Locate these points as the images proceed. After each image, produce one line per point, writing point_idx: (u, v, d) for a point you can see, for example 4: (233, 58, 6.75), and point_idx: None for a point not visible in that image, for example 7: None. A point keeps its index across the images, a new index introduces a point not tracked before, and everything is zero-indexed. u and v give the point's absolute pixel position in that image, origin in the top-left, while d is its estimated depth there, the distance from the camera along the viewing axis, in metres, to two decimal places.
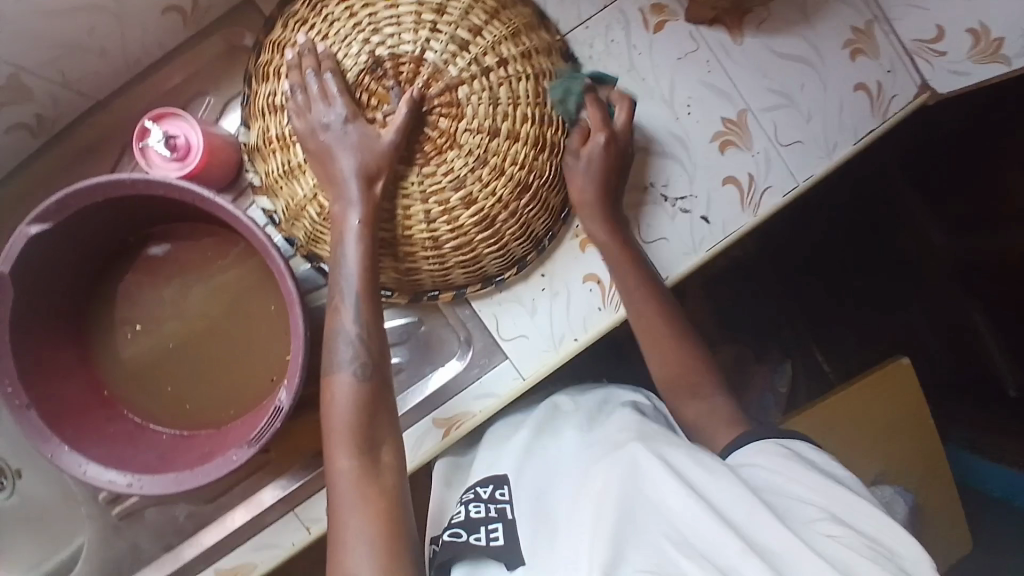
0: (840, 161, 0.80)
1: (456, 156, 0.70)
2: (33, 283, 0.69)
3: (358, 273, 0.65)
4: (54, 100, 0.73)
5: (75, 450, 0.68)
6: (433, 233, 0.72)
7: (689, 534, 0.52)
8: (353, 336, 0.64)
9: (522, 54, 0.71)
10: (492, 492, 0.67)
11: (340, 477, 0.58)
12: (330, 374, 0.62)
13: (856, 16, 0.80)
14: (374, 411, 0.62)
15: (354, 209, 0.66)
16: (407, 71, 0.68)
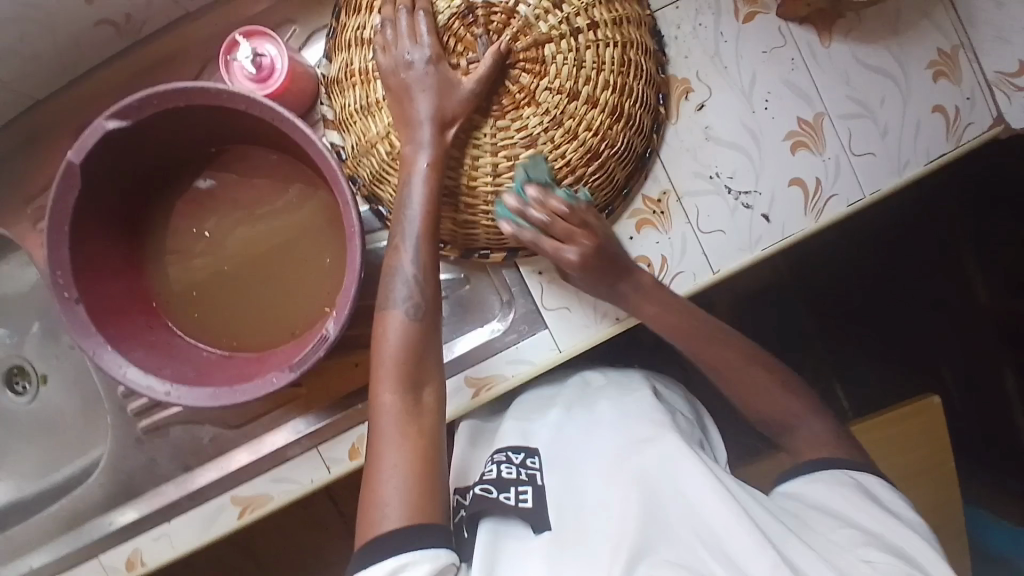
0: (909, 181, 0.79)
1: (533, 113, 0.70)
2: (103, 179, 0.69)
3: (422, 217, 0.65)
4: (145, 3, 0.74)
5: (117, 350, 0.68)
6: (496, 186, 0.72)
7: (722, 537, 0.55)
8: (409, 274, 0.63)
9: (612, 21, 0.71)
10: (524, 458, 0.68)
11: (385, 413, 0.57)
12: (383, 310, 0.62)
13: (943, 39, 0.79)
14: (423, 352, 0.61)
15: (423, 150, 0.66)
16: (497, 22, 0.69)
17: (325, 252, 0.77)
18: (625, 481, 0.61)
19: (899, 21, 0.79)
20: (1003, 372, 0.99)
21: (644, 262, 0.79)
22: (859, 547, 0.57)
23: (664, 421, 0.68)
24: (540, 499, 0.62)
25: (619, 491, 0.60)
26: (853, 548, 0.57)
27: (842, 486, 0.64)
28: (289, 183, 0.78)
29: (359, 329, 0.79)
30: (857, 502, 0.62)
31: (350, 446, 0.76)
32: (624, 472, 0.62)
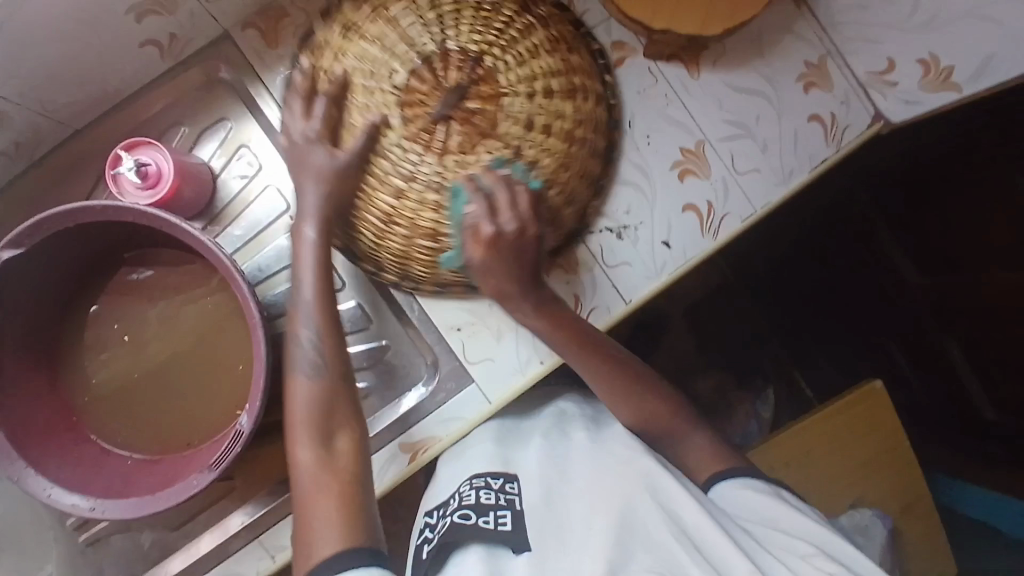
0: (797, 189, 0.83)
1: (458, 153, 0.68)
2: (7, 306, 0.70)
3: (313, 280, 0.65)
4: (33, 126, 0.75)
5: (40, 473, 0.68)
6: (413, 220, 0.70)
7: (698, 548, 0.63)
8: (307, 336, 0.64)
9: (554, 72, 0.71)
10: (504, 484, 0.71)
11: (301, 470, 0.60)
12: (289, 373, 0.63)
13: (809, 51, 0.84)
14: (334, 399, 0.63)
15: (308, 219, 0.67)
16: (444, 63, 0.68)
17: (238, 358, 0.78)
18: (604, 505, 0.68)
19: (762, 42, 0.83)
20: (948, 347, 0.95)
21: (558, 305, 0.80)
22: (814, 557, 0.63)
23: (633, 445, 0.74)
24: (517, 521, 0.66)
25: (598, 514, 0.67)
26: (812, 561, 0.62)
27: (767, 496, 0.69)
28: (197, 282, 0.79)
29: (285, 411, 0.79)
30: (788, 513, 0.68)
31: (291, 532, 0.77)
32: (598, 500, 0.69)
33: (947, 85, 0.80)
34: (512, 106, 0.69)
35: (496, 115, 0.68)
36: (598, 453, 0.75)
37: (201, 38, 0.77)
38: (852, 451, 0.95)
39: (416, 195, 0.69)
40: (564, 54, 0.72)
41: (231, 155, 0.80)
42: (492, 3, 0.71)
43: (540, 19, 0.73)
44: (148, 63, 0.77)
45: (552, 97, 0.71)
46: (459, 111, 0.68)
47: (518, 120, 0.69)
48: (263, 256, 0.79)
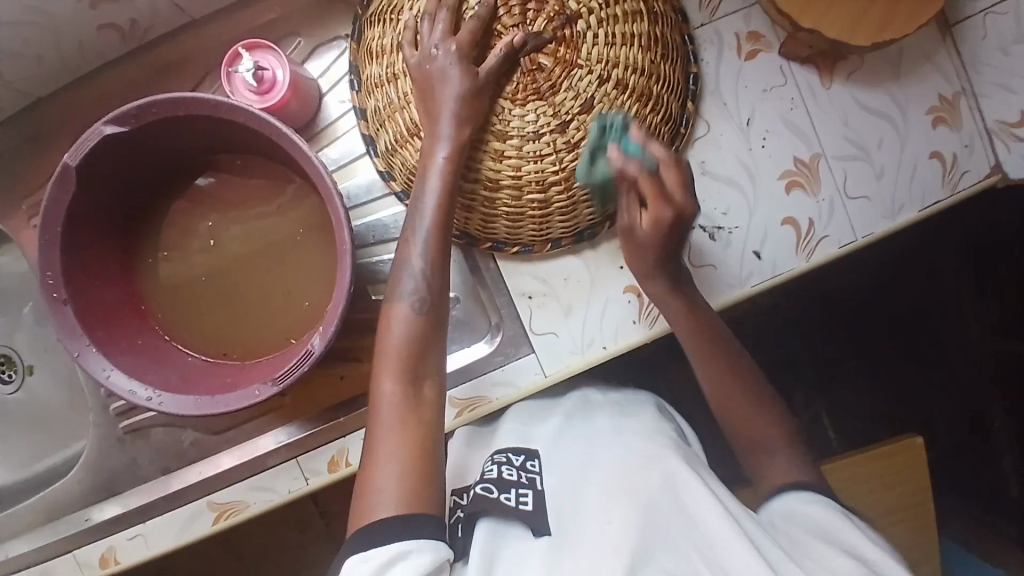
0: (902, 226, 0.80)
1: (507, 99, 0.68)
2: (99, 182, 0.69)
3: (433, 212, 0.64)
4: (152, 8, 0.74)
5: (103, 353, 0.68)
6: (495, 173, 0.70)
7: (721, 557, 0.55)
8: (417, 269, 0.63)
9: (644, 39, 0.70)
10: (525, 461, 0.67)
11: (385, 404, 0.58)
12: (390, 300, 0.62)
13: (945, 85, 0.80)
14: (429, 343, 0.61)
15: (442, 143, 0.65)
16: (537, 15, 0.67)
17: (306, 295, 0.77)
18: (625, 493, 0.61)
19: (900, 65, 0.79)
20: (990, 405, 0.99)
21: (634, 291, 0.78)
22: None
23: (666, 437, 0.68)
24: (540, 503, 0.62)
25: (618, 504, 0.60)
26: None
27: (825, 512, 0.62)
28: (280, 197, 0.78)
29: (347, 340, 0.79)
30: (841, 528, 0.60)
31: (330, 459, 0.76)
32: (620, 486, 0.62)
33: None
34: (585, 78, 0.67)
35: (565, 80, 0.67)
36: (624, 434, 0.70)
37: None
38: (883, 500, 0.92)
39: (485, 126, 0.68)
40: (654, 55, 0.71)
41: (339, 79, 0.79)
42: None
43: (652, 12, 0.71)
44: None
45: (630, 85, 0.69)
46: (529, 60, 0.67)
47: (581, 94, 0.68)
48: (353, 184, 0.80)
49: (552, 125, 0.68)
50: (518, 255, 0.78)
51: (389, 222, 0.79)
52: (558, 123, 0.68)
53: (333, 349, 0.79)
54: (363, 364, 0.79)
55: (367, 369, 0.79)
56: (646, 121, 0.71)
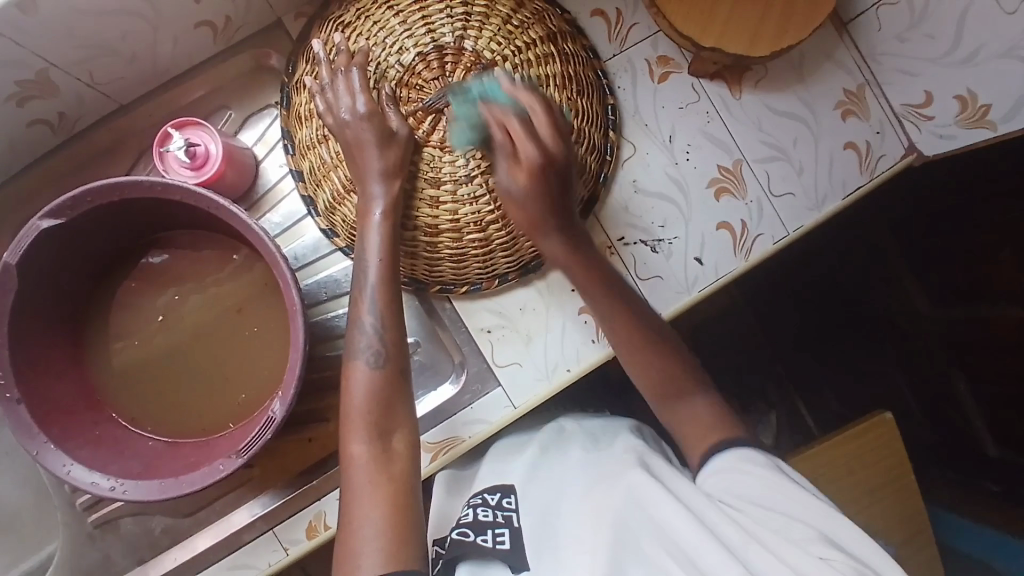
0: (830, 215, 0.84)
1: (435, 147, 0.71)
2: (41, 278, 0.69)
3: (378, 270, 0.66)
4: (78, 99, 0.74)
5: (61, 449, 0.67)
6: (432, 219, 0.72)
7: (691, 555, 0.52)
8: (369, 326, 0.65)
9: (560, 77, 0.73)
10: (500, 499, 0.68)
11: (354, 464, 0.58)
12: (349, 361, 0.64)
13: (848, 80, 0.85)
14: (393, 398, 0.63)
15: (376, 201, 0.67)
16: (452, 64, 0.70)
17: (241, 389, 0.78)
18: (598, 511, 0.61)
19: (803, 67, 0.84)
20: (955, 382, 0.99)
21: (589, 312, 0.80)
22: (814, 545, 0.50)
23: (637, 448, 0.68)
24: (516, 539, 0.62)
25: (591, 522, 0.61)
26: (804, 546, 0.50)
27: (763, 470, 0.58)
28: (221, 273, 0.79)
29: (311, 402, 0.79)
30: (783, 486, 0.56)
31: (307, 524, 0.75)
32: (594, 510, 0.61)
33: (981, 122, 0.83)
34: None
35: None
36: (599, 457, 0.70)
37: (256, 23, 0.78)
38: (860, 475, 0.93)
39: (417, 176, 0.71)
40: (571, 92, 0.74)
41: (274, 146, 0.81)
42: (521, 22, 0.73)
43: (564, 53, 0.75)
44: (201, 44, 0.76)
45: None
46: (451, 110, 0.70)
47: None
48: (299, 246, 0.81)
49: (482, 168, 0.71)
50: (468, 294, 0.79)
51: (340, 276, 0.80)
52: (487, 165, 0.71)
53: (299, 413, 0.79)
54: (331, 423, 0.79)
55: (335, 429, 0.79)
56: (571, 154, 0.75)
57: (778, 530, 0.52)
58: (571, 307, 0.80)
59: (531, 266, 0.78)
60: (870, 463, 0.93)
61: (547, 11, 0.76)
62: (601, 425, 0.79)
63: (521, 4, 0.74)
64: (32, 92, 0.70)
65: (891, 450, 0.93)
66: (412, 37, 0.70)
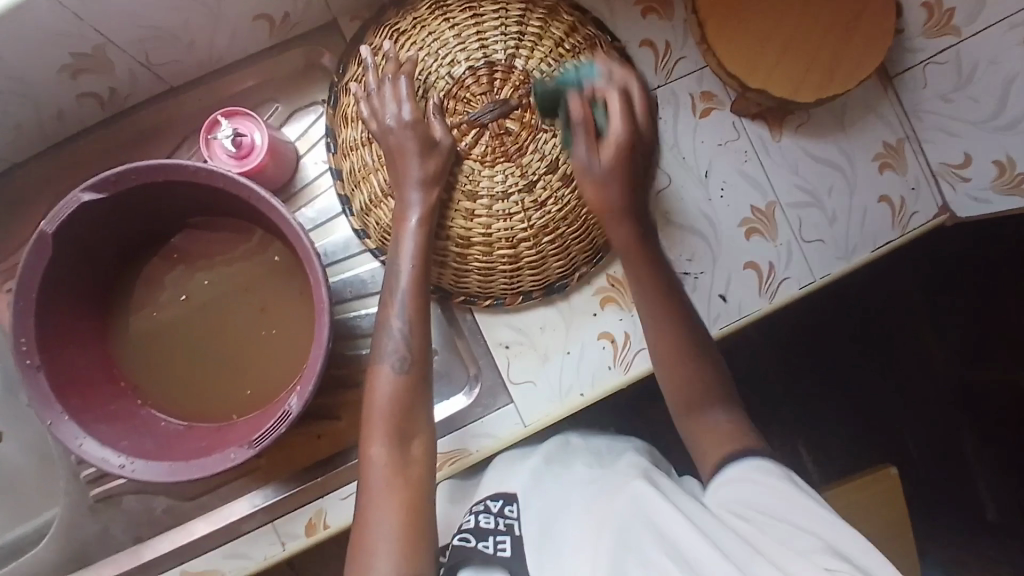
0: (857, 266, 0.84)
1: (476, 160, 0.72)
2: (75, 250, 0.70)
3: (411, 275, 0.66)
4: (131, 77, 0.76)
5: (76, 421, 0.67)
6: (465, 230, 0.73)
7: (683, 549, 0.51)
8: (397, 331, 0.65)
9: None
10: (502, 506, 0.67)
11: (374, 467, 0.58)
12: (373, 365, 0.63)
13: (888, 133, 0.85)
14: (415, 404, 0.62)
15: (414, 209, 0.68)
16: (501, 81, 0.71)
17: (250, 384, 0.78)
18: (600, 522, 0.59)
19: (844, 116, 0.84)
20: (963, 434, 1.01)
21: (608, 337, 0.81)
22: (817, 555, 0.48)
23: (642, 466, 0.67)
24: (518, 547, 0.61)
25: (594, 536, 0.58)
26: (803, 553, 0.49)
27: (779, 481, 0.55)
28: (247, 260, 0.80)
29: (325, 399, 0.79)
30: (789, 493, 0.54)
31: (306, 521, 0.76)
32: (596, 519, 0.59)
33: (1017, 189, 0.82)
34: (549, 141, 0.72)
35: (530, 143, 0.72)
36: (606, 473, 0.68)
37: (312, 21, 0.79)
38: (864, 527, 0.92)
39: (455, 187, 0.72)
40: None
41: (315, 142, 0.82)
42: (572, 47, 0.74)
43: None
44: (256, 36, 0.77)
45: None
46: (495, 125, 0.71)
47: (545, 156, 0.72)
48: (329, 243, 0.81)
49: (520, 185, 0.72)
50: (491, 308, 0.80)
51: (367, 278, 0.81)
52: (525, 183, 0.72)
53: (311, 407, 0.79)
54: (341, 422, 0.79)
55: (345, 428, 0.79)
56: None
57: (780, 539, 0.50)
58: (592, 331, 0.81)
59: (556, 287, 0.78)
60: (873, 517, 0.92)
61: (598, 38, 0.77)
62: (612, 445, 0.78)
63: (576, 28, 0.75)
64: (85, 66, 0.71)
65: (896, 508, 0.92)
66: (464, 50, 0.71)
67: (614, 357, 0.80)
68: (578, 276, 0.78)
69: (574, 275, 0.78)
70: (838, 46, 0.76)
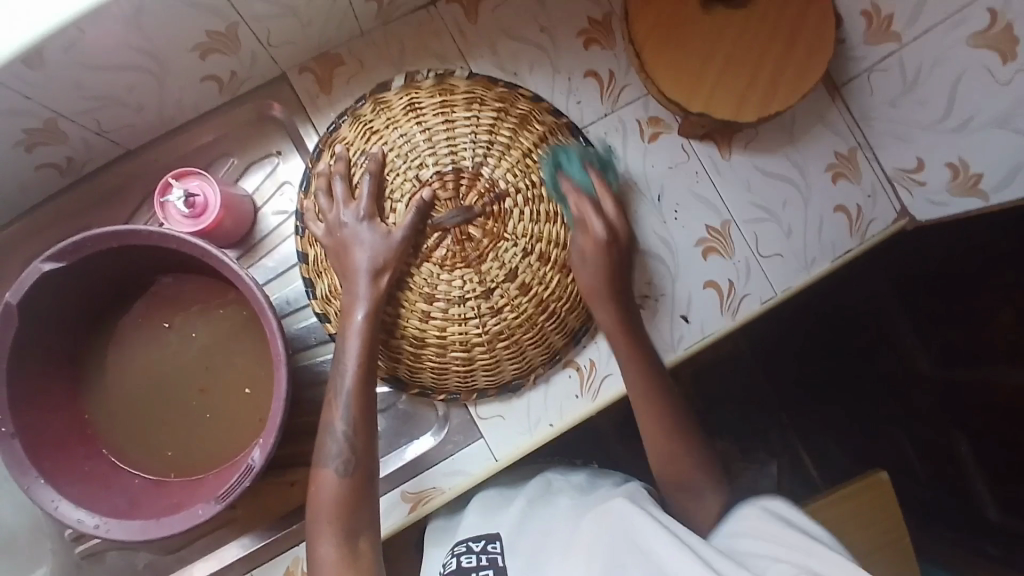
0: (819, 276, 0.84)
1: (435, 264, 0.70)
2: (41, 318, 0.72)
3: (355, 377, 0.68)
4: (86, 145, 0.77)
5: (50, 484, 0.69)
6: (439, 335, 0.72)
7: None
8: (341, 434, 0.66)
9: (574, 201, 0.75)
10: (484, 545, 0.68)
11: (321, 564, 0.61)
12: (317, 468, 0.65)
13: (840, 142, 0.85)
14: (360, 503, 0.65)
15: (360, 302, 0.69)
16: (465, 187, 0.70)
17: (211, 437, 0.80)
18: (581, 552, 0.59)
19: (794, 129, 0.85)
20: (953, 439, 0.89)
21: (573, 366, 0.81)
22: None
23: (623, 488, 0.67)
24: None
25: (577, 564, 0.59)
26: None
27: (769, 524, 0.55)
28: (210, 313, 0.81)
29: (296, 447, 0.80)
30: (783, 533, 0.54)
31: (285, 569, 0.78)
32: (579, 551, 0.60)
33: (973, 191, 0.80)
34: (510, 250, 0.71)
35: (491, 250, 0.70)
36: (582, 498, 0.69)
37: (261, 78, 0.81)
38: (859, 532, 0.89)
39: (414, 288, 0.71)
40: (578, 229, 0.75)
41: (272, 194, 0.83)
42: (540, 158, 0.74)
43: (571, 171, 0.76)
44: (207, 96, 0.79)
45: (553, 257, 0.73)
46: (457, 230, 0.70)
47: (505, 264, 0.71)
48: (292, 291, 0.83)
49: (478, 292, 0.71)
50: (478, 399, 0.79)
51: None
52: (482, 291, 0.71)
53: (282, 455, 0.80)
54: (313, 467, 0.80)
55: None
56: (567, 288, 0.75)
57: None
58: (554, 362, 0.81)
59: (511, 385, 0.79)
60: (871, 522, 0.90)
61: (560, 131, 0.78)
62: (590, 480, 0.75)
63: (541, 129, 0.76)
64: (39, 139, 0.73)
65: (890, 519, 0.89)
66: (433, 154, 0.71)
67: (580, 385, 0.81)
68: (533, 377, 0.79)
69: (530, 375, 0.79)
70: (772, 79, 0.77)
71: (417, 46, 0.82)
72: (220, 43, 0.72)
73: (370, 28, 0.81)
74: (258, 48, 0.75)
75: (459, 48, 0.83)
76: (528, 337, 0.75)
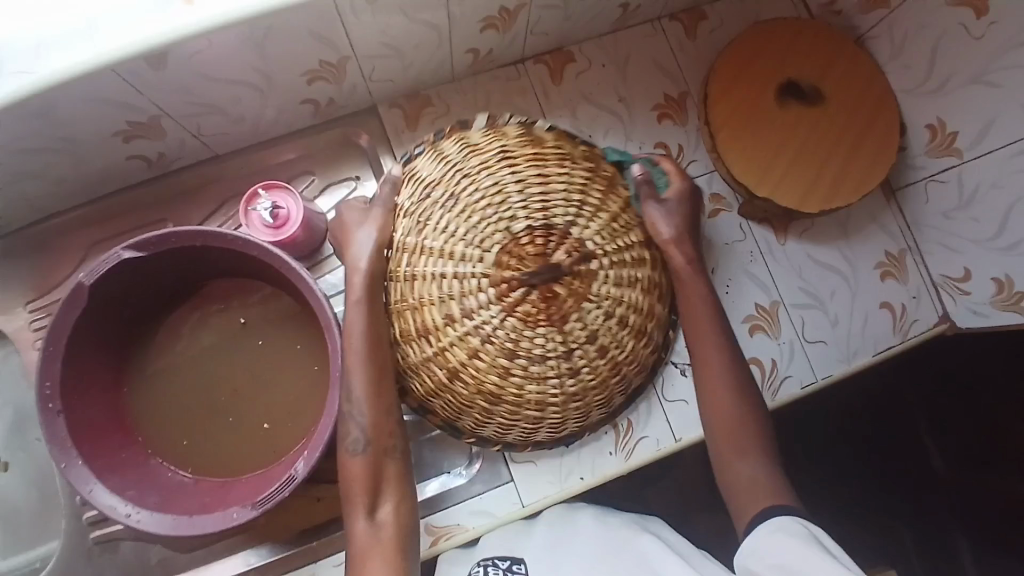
0: (857, 368, 0.87)
1: (518, 318, 0.68)
2: (107, 300, 0.73)
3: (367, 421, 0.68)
4: (179, 144, 0.81)
5: (87, 467, 0.69)
6: (503, 388, 0.71)
7: None
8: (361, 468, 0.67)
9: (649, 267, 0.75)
10: (510, 565, 0.67)
11: None
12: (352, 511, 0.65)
13: (891, 243, 0.89)
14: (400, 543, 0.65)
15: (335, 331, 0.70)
16: (554, 240, 0.69)
17: (246, 441, 0.80)
18: None
19: (848, 224, 0.89)
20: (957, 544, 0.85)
21: (611, 422, 0.82)
22: None
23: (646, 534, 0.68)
24: None
25: None
26: None
27: (794, 538, 0.56)
28: (266, 320, 0.83)
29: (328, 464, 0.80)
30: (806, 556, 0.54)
31: None
32: None
33: (1015, 307, 0.80)
34: (595, 313, 0.70)
35: (575, 310, 0.69)
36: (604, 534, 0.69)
37: (352, 107, 0.85)
38: None
39: (493, 341, 0.69)
40: (652, 295, 0.75)
41: None
42: (627, 223, 0.73)
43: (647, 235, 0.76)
44: (301, 117, 0.84)
45: (629, 322, 0.73)
46: (543, 287, 0.68)
47: (588, 326, 0.70)
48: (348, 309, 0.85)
49: (558, 352, 0.70)
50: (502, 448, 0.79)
51: None
52: (564, 351, 0.70)
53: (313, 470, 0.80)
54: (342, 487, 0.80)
55: None
56: (634, 352, 0.75)
57: None
58: None
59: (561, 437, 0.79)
60: None
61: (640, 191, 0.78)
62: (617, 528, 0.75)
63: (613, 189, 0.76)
64: (138, 132, 0.77)
65: None
66: (526, 209, 0.69)
67: (616, 443, 0.81)
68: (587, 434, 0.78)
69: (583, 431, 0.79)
70: (840, 175, 0.80)
71: (502, 98, 0.87)
72: (328, 71, 0.77)
73: (461, 77, 0.87)
74: (360, 79, 0.80)
75: (541, 105, 0.87)
76: (595, 397, 0.74)
